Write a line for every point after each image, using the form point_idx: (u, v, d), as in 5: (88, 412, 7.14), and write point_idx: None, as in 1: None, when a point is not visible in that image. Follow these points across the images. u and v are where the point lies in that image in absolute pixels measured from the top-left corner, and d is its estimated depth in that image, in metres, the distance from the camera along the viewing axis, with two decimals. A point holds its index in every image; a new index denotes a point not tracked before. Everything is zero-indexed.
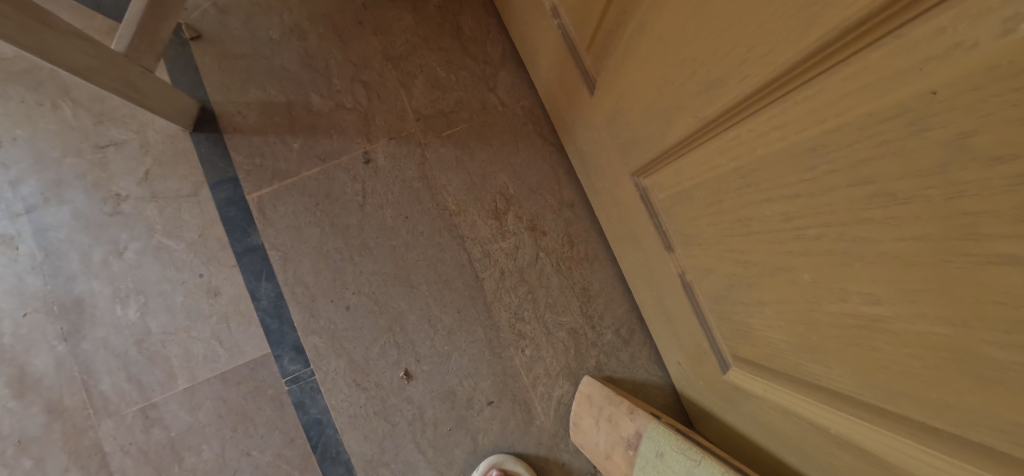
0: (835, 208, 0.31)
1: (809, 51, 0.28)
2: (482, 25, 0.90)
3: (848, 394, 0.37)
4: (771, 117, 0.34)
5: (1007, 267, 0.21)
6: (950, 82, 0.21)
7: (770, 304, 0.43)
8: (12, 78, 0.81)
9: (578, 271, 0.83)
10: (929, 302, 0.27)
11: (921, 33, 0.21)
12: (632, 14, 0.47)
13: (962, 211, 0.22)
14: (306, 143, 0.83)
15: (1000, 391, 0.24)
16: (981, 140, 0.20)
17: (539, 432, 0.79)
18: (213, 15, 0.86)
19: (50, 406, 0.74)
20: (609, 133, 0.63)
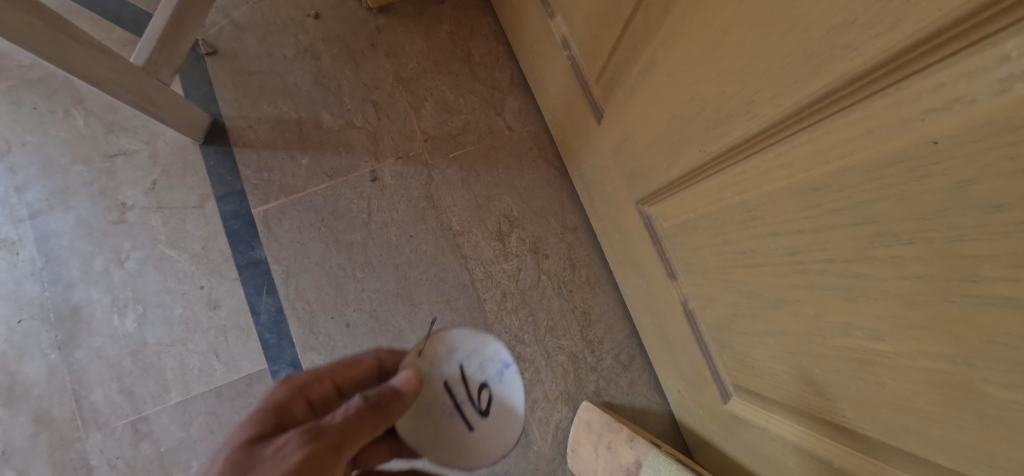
0: (839, 245, 0.32)
1: (814, 97, 0.30)
2: (492, 52, 0.93)
3: (851, 429, 0.38)
4: (777, 156, 0.35)
5: (1005, 309, 0.22)
6: (949, 133, 0.22)
7: (773, 336, 0.44)
8: (29, 85, 0.82)
9: (580, 295, 0.83)
10: (930, 339, 0.27)
11: (923, 86, 0.23)
12: (642, 49, 0.50)
13: (961, 254, 0.24)
14: (315, 160, 0.85)
15: (1002, 429, 0.25)
16: (980, 188, 0.21)
17: (535, 458, 0.77)
18: (230, 33, 0.89)
19: (37, 416, 0.72)
20: (615, 160, 0.65)
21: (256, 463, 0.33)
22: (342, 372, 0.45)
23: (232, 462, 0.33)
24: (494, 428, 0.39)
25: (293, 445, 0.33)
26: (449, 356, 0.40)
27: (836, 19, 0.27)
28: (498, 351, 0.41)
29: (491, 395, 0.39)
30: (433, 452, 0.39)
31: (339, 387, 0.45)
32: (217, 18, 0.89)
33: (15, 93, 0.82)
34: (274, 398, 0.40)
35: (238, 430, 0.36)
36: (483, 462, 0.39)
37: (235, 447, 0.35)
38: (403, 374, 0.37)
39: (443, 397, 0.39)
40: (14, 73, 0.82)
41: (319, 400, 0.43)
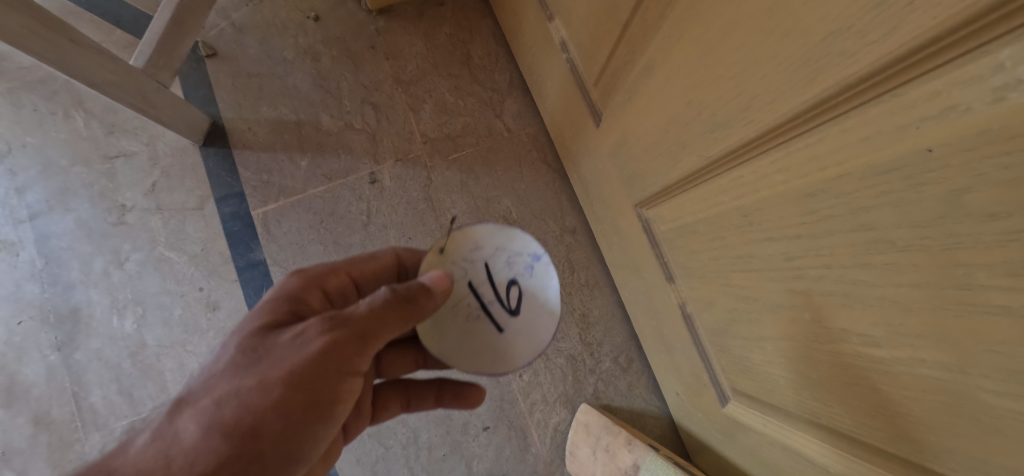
0: (835, 251, 0.32)
1: (810, 103, 0.30)
2: (491, 54, 0.93)
3: (848, 434, 0.38)
4: (775, 161, 0.35)
5: (1001, 318, 0.22)
6: (945, 141, 0.22)
7: (770, 340, 0.44)
8: (29, 87, 0.83)
9: (578, 297, 0.83)
10: (926, 346, 0.27)
11: (918, 94, 0.23)
12: (640, 53, 0.50)
13: (956, 262, 0.24)
14: (314, 162, 0.85)
15: (997, 437, 0.25)
16: (975, 197, 0.21)
17: (534, 460, 0.77)
18: (229, 35, 0.89)
19: (36, 417, 0.72)
20: (613, 163, 0.65)
21: (276, 348, 0.34)
22: (357, 266, 0.46)
23: (252, 345, 0.35)
24: (527, 329, 0.39)
25: (312, 332, 0.34)
26: (476, 260, 0.40)
27: (832, 26, 0.27)
28: (528, 252, 0.41)
29: (521, 288, 0.40)
30: (467, 358, 0.39)
31: (356, 280, 0.46)
32: (217, 20, 0.89)
33: (15, 94, 0.82)
34: (291, 287, 0.41)
35: (257, 314, 0.38)
36: (518, 358, 0.39)
37: (254, 331, 0.36)
38: (431, 274, 0.37)
39: (474, 298, 0.39)
40: (14, 75, 0.83)
41: (336, 290, 0.44)
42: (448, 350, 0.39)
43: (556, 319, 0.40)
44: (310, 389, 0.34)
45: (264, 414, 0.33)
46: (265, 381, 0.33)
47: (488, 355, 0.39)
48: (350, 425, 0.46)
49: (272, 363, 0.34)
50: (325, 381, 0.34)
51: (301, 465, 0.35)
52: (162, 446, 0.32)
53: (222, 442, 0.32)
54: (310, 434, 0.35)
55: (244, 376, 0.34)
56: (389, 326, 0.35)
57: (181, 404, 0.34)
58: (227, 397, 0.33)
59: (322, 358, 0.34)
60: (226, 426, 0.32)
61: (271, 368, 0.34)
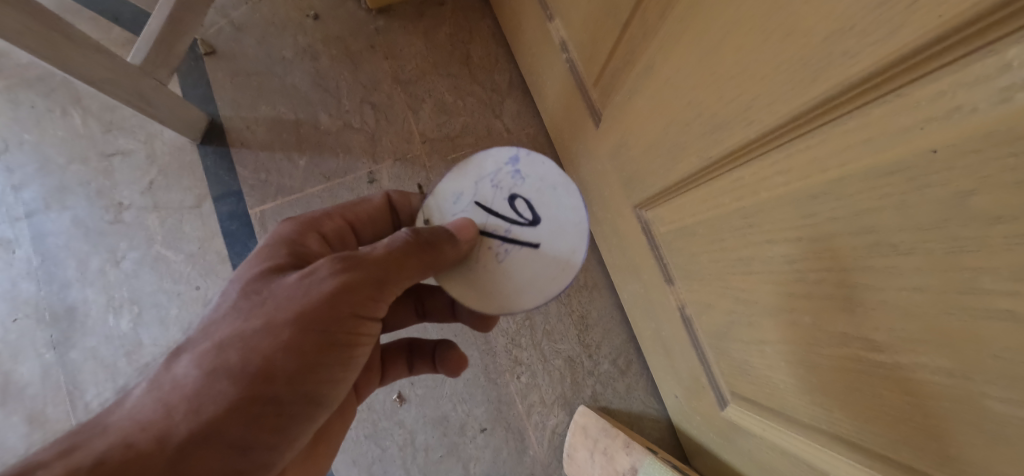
0: (837, 254, 0.31)
1: (811, 104, 0.30)
2: (491, 54, 0.92)
3: (849, 440, 0.38)
4: (775, 163, 0.35)
5: (1006, 323, 0.22)
6: (950, 142, 0.22)
7: (770, 344, 0.43)
8: (27, 84, 0.82)
9: (577, 299, 0.83)
10: (929, 351, 0.27)
11: (922, 94, 0.23)
12: (640, 53, 0.49)
13: (960, 266, 0.23)
14: (312, 161, 0.84)
15: (1001, 445, 0.24)
16: (981, 200, 0.21)
17: (532, 463, 0.77)
18: (229, 33, 0.89)
19: (31, 416, 0.72)
20: (613, 165, 0.64)
21: (283, 289, 0.35)
22: (351, 210, 0.48)
23: (255, 288, 0.36)
24: (558, 219, 0.42)
25: (323, 272, 0.34)
26: (465, 199, 0.43)
27: (835, 25, 0.26)
28: (512, 167, 0.43)
29: (526, 197, 0.42)
30: (529, 286, 0.40)
31: (351, 224, 0.48)
32: (216, 18, 0.89)
33: (13, 92, 0.82)
34: (291, 231, 0.42)
35: (258, 259, 0.38)
36: (569, 253, 0.41)
37: (256, 275, 0.37)
38: (455, 222, 0.40)
39: (490, 233, 0.41)
40: (12, 72, 0.82)
41: (333, 232, 0.46)
42: (489, 286, 0.41)
43: (581, 204, 0.42)
44: (322, 330, 0.34)
45: (272, 356, 0.33)
46: (272, 322, 0.33)
47: (547, 271, 0.41)
48: (363, 383, 0.53)
49: (279, 305, 0.34)
50: (336, 322, 0.34)
51: (314, 407, 0.36)
52: (161, 393, 0.32)
53: (230, 386, 0.32)
54: (324, 374, 0.35)
55: (248, 319, 0.34)
56: (406, 265, 0.36)
57: (179, 353, 0.35)
58: (232, 342, 0.33)
59: (334, 298, 0.34)
60: (232, 369, 0.33)
61: (277, 310, 0.34)
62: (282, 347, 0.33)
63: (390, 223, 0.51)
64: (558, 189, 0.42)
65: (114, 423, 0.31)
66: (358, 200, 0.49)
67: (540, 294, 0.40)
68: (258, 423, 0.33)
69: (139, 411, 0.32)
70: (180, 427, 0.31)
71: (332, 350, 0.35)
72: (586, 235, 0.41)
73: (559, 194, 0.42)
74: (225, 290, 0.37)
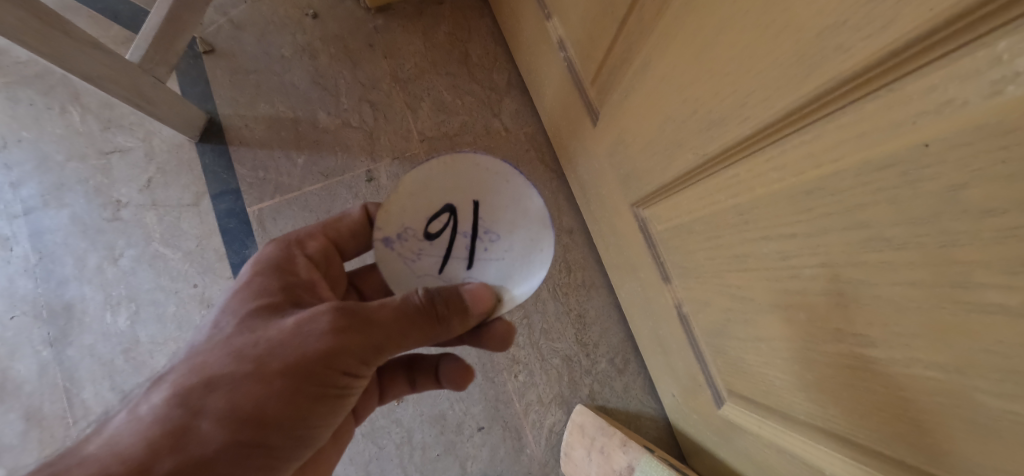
0: (831, 250, 0.31)
1: (806, 100, 0.30)
2: (489, 53, 0.92)
3: (844, 436, 0.38)
4: (770, 159, 0.35)
5: (998, 316, 0.22)
6: (942, 136, 0.22)
7: (766, 341, 0.43)
8: (25, 82, 0.82)
9: (575, 298, 0.83)
10: (921, 346, 0.27)
11: (915, 88, 0.23)
12: (636, 51, 0.49)
13: (952, 260, 0.23)
14: (310, 159, 0.84)
15: (994, 439, 0.24)
16: (973, 193, 0.21)
17: (529, 461, 0.77)
18: (227, 31, 0.89)
19: (28, 413, 0.72)
20: (610, 163, 0.64)
21: (282, 332, 0.34)
22: (332, 229, 0.49)
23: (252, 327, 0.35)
24: (495, 194, 0.39)
25: (326, 321, 0.34)
26: (410, 247, 0.39)
27: (828, 20, 0.26)
28: (405, 196, 0.39)
29: (436, 196, 0.39)
30: (536, 227, 0.39)
31: (333, 242, 0.49)
32: (215, 16, 0.89)
33: (12, 89, 0.82)
34: (275, 256, 0.43)
35: (250, 295, 0.39)
36: (507, 177, 0.38)
37: (251, 312, 0.37)
38: (472, 287, 0.37)
39: (455, 240, 0.39)
40: (10, 69, 0.82)
41: (318, 252, 0.47)
42: (506, 258, 0.39)
43: (465, 154, 0.38)
44: (319, 378, 0.34)
45: (263, 402, 0.32)
46: (267, 368, 0.33)
47: (528, 206, 0.39)
48: (360, 405, 0.51)
49: (277, 350, 0.33)
50: (329, 372, 0.34)
51: (297, 451, 0.35)
52: (141, 427, 0.31)
53: (218, 428, 0.31)
54: (309, 421, 0.35)
55: (241, 361, 0.33)
56: (408, 325, 0.35)
57: (163, 386, 0.34)
58: (223, 383, 0.32)
59: (335, 349, 0.34)
60: (220, 412, 0.32)
61: (275, 354, 0.33)
62: (274, 394, 0.32)
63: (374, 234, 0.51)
64: (443, 169, 0.39)
65: (88, 456, 0.29)
66: (340, 216, 0.50)
67: (542, 222, 0.39)
68: (241, 470, 0.31)
69: (116, 447, 0.30)
70: (163, 463, 0.29)
71: (323, 398, 0.35)
72: (501, 161, 0.38)
73: (445, 168, 0.39)
74: (216, 325, 0.37)
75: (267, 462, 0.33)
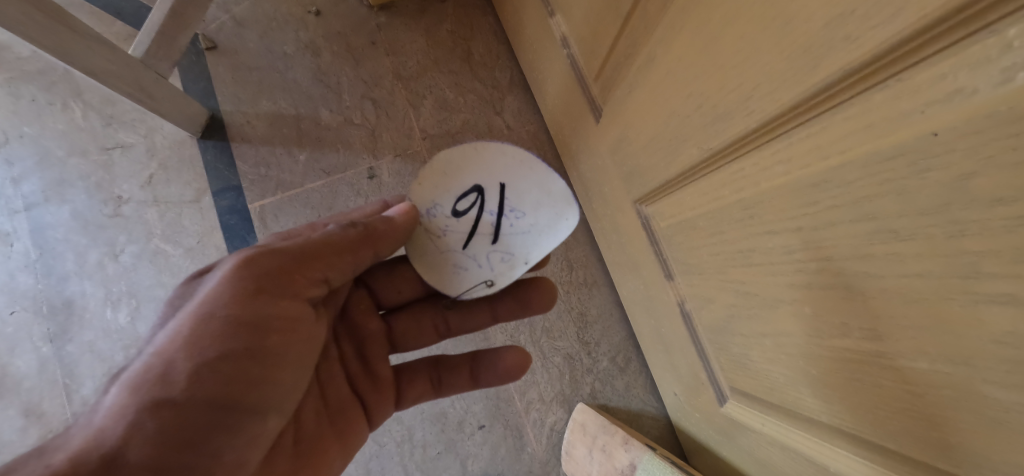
0: (838, 242, 0.31)
1: (813, 91, 0.30)
2: (492, 51, 0.92)
3: (849, 432, 0.37)
4: (776, 152, 0.35)
5: (1007, 307, 0.22)
6: (951, 125, 0.21)
7: (770, 338, 0.43)
8: (27, 77, 0.82)
9: (576, 296, 0.83)
10: (929, 339, 0.27)
11: (924, 77, 0.22)
12: (641, 47, 0.49)
13: (961, 251, 0.23)
14: (313, 156, 0.84)
15: (1003, 432, 0.24)
16: (982, 182, 0.21)
17: (530, 460, 0.76)
18: (230, 28, 0.89)
19: (26, 409, 0.72)
20: (614, 160, 0.64)
21: (196, 288, 0.37)
22: (337, 220, 0.50)
23: (174, 297, 0.38)
24: (520, 177, 0.42)
25: (226, 265, 0.37)
26: (435, 224, 0.42)
27: (837, 10, 0.26)
28: (435, 177, 0.42)
29: (466, 178, 0.42)
30: (560, 205, 0.42)
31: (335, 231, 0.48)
32: (218, 13, 0.89)
33: (14, 84, 0.82)
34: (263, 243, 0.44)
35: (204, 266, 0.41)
36: (530, 162, 0.42)
37: (192, 279, 0.39)
38: (398, 208, 0.41)
39: (481, 219, 0.42)
40: (13, 65, 0.82)
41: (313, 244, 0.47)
42: (531, 232, 0.42)
43: (492, 142, 0.42)
44: (232, 319, 0.35)
45: (191, 340, 0.34)
46: (195, 312, 0.35)
47: (551, 186, 0.42)
48: (377, 410, 0.51)
49: (191, 301, 0.36)
50: (257, 298, 0.36)
51: (230, 409, 0.34)
52: (92, 414, 0.31)
53: (128, 395, 0.31)
54: (245, 361, 0.35)
55: (176, 317, 0.35)
56: (328, 244, 0.40)
57: (120, 373, 0.34)
58: (141, 350, 0.34)
59: (242, 285, 0.36)
60: (132, 376, 0.32)
61: (187, 306, 0.36)
62: (205, 334, 0.34)
63: None
64: (474, 154, 0.43)
65: (43, 446, 0.29)
66: (353, 212, 0.50)
67: (565, 200, 0.42)
68: (160, 432, 0.31)
69: (65, 438, 0.30)
70: (71, 443, 0.29)
71: (254, 329, 0.36)
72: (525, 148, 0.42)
73: (474, 153, 0.42)
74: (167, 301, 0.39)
75: (193, 422, 0.32)
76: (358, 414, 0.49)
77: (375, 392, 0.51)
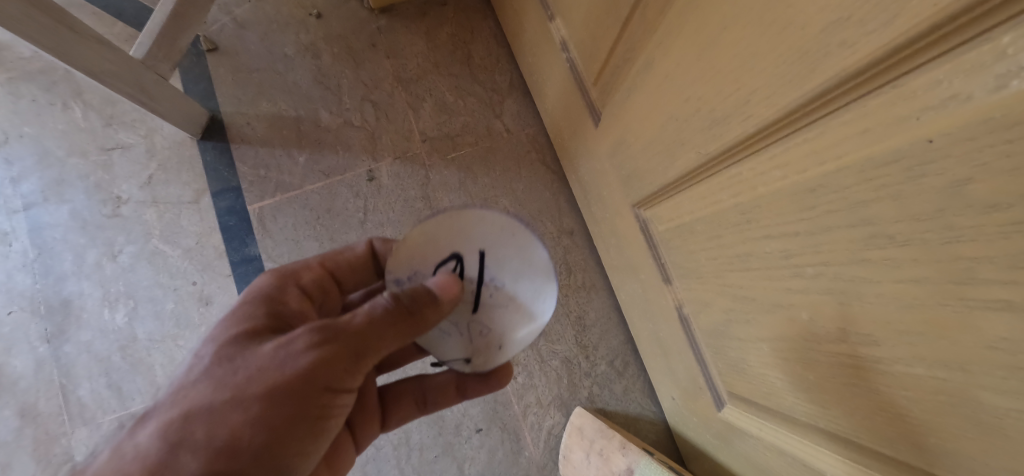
0: (834, 248, 0.31)
1: (809, 97, 0.30)
2: (492, 55, 0.93)
3: (847, 437, 0.37)
4: (773, 157, 0.35)
5: (1002, 313, 0.22)
6: (947, 130, 0.21)
7: (767, 342, 0.43)
8: (27, 77, 0.82)
9: (574, 300, 0.83)
10: (924, 344, 0.27)
11: (919, 83, 0.23)
12: (639, 51, 0.50)
13: (956, 256, 0.23)
14: (312, 158, 0.84)
15: (999, 438, 0.24)
16: (977, 187, 0.21)
17: (527, 464, 0.76)
18: (231, 30, 0.89)
19: (23, 409, 0.71)
20: (612, 164, 0.64)
21: (258, 357, 0.34)
22: (330, 259, 0.49)
23: (227, 355, 0.35)
24: (500, 246, 0.41)
25: (300, 344, 0.34)
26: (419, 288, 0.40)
27: (832, 17, 0.26)
28: (416, 242, 0.41)
29: (445, 245, 0.41)
30: (540, 279, 0.41)
31: (330, 272, 0.49)
32: (219, 15, 0.89)
33: (14, 84, 0.82)
34: (272, 289, 0.42)
35: (233, 321, 0.38)
36: (512, 231, 0.41)
37: (230, 340, 0.36)
38: (437, 279, 0.38)
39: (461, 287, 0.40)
40: (14, 65, 0.83)
41: (313, 284, 0.46)
42: (510, 305, 0.41)
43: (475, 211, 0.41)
44: (298, 402, 0.33)
45: (244, 430, 0.32)
46: (261, 394, 0.33)
47: (533, 259, 0.41)
48: (361, 434, 0.49)
49: (254, 376, 0.33)
50: (309, 395, 0.34)
51: None
52: (125, 465, 0.31)
53: (191, 462, 0.31)
54: (294, 449, 0.34)
55: (233, 388, 0.33)
56: (386, 336, 0.35)
57: (149, 421, 0.33)
58: (198, 413, 0.33)
59: (313, 373, 0.33)
60: (196, 444, 0.31)
61: (250, 380, 0.33)
62: (272, 414, 0.33)
63: (372, 270, 0.51)
64: (453, 222, 0.41)
65: None
66: (341, 250, 0.50)
67: (545, 274, 0.41)
68: None
69: None
70: None
71: (309, 421, 0.34)
72: (509, 219, 0.41)
73: (456, 222, 0.41)
74: (196, 354, 0.36)
75: None
76: (346, 440, 0.48)
77: (361, 414, 0.49)
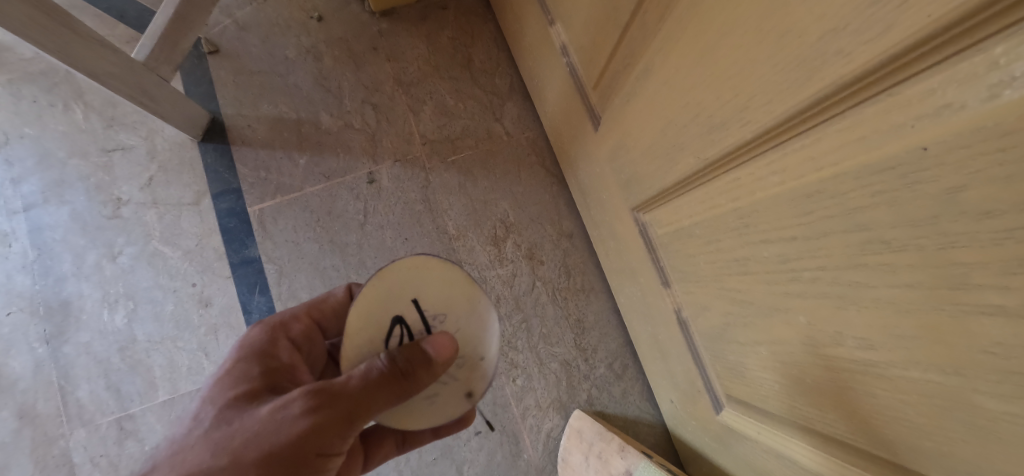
0: (831, 253, 0.32)
1: (806, 104, 0.30)
2: (492, 58, 0.93)
3: (844, 440, 0.38)
4: (771, 163, 0.36)
5: (996, 317, 0.22)
6: (941, 139, 0.22)
7: (765, 345, 0.44)
8: (29, 79, 0.83)
9: (573, 302, 0.83)
10: (920, 348, 0.27)
11: (914, 91, 0.23)
12: (639, 56, 0.50)
13: (950, 262, 0.24)
14: (312, 160, 0.85)
15: (993, 441, 0.24)
16: (971, 195, 0.21)
17: (526, 466, 0.76)
18: (232, 32, 0.89)
19: (21, 410, 0.71)
20: (612, 168, 0.65)
21: (254, 421, 0.35)
22: (316, 309, 0.47)
23: (227, 418, 0.36)
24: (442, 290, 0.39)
25: (293, 409, 0.34)
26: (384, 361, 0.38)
27: (829, 26, 0.27)
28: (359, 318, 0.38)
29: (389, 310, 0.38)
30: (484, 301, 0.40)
31: (316, 323, 0.47)
32: (221, 17, 0.90)
33: (15, 86, 0.82)
34: (264, 345, 0.43)
35: (231, 383, 0.39)
36: (454, 278, 0.40)
37: (230, 402, 0.37)
38: (433, 339, 0.37)
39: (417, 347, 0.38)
40: (15, 66, 0.83)
41: (302, 336, 0.46)
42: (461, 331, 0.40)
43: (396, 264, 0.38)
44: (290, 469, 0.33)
45: None
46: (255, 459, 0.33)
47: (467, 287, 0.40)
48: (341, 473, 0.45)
49: (251, 442, 0.34)
50: (301, 462, 0.33)
51: None
52: None
53: None
54: None
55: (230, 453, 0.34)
56: (376, 399, 0.35)
57: None
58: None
59: (305, 439, 0.33)
60: None
61: (246, 446, 0.34)
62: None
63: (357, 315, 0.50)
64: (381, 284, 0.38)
65: None
66: (325, 296, 0.49)
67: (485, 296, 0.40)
68: None
69: None
70: None
71: None
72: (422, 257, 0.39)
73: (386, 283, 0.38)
74: (196, 416, 0.37)
75: None
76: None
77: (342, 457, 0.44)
